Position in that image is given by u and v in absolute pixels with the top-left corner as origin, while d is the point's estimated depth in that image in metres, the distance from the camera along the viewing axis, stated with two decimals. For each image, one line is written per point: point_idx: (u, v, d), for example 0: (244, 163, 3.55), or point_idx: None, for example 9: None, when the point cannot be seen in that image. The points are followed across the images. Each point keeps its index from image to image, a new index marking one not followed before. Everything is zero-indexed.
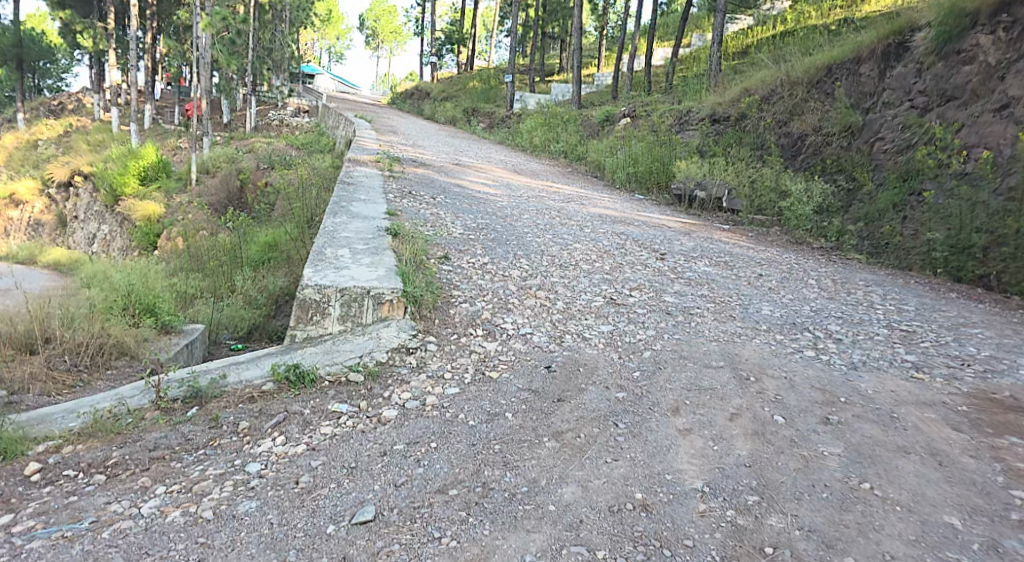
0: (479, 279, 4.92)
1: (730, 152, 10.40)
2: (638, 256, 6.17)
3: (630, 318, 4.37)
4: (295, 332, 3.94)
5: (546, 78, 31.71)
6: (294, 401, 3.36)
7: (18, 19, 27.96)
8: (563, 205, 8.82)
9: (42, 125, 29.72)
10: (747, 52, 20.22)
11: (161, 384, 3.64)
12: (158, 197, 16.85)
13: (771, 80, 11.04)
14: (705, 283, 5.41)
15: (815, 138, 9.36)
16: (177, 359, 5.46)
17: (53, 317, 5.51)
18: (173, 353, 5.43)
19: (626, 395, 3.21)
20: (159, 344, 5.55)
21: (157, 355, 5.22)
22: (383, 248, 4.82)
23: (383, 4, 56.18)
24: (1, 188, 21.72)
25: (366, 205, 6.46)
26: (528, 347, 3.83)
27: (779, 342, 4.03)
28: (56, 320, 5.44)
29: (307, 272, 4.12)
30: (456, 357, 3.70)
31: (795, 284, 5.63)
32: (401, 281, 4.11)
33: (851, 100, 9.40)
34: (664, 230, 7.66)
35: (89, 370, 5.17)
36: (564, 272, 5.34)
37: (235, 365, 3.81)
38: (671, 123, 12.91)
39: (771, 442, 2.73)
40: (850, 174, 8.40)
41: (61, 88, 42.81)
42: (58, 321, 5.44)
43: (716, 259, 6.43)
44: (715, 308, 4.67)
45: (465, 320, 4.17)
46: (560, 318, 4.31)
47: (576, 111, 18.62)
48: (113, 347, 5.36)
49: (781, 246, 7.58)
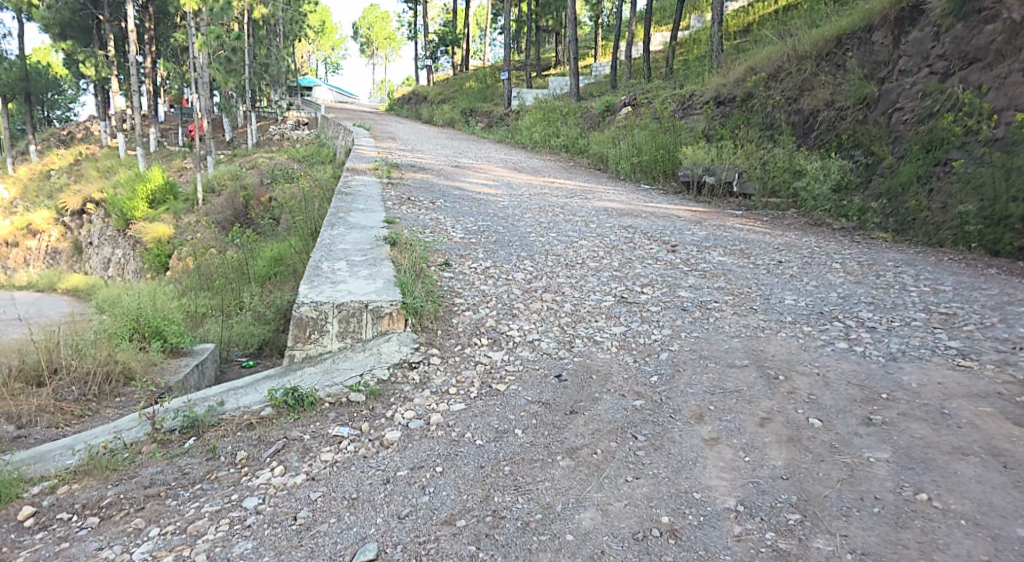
0: (482, 284, 4.70)
1: (738, 135, 10.06)
2: (649, 250, 5.90)
3: (644, 317, 4.10)
4: (293, 353, 3.68)
5: (544, 73, 31.46)
6: (294, 428, 3.03)
7: (21, 53, 28.28)
8: (568, 201, 8.55)
9: (53, 155, 30.11)
10: (745, 32, 19.81)
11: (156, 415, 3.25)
12: (167, 218, 16.86)
13: (777, 56, 10.67)
14: (720, 274, 5.13)
15: (828, 113, 8.98)
16: (186, 381, 5.35)
17: (59, 345, 5.30)
18: (183, 376, 5.30)
19: (645, 403, 2.96)
20: (168, 368, 5.37)
21: (167, 379, 5.12)
22: (381, 258, 4.63)
23: (378, 11, 56.19)
24: (18, 219, 22.01)
25: (364, 215, 6.26)
26: (536, 355, 3.59)
27: (808, 334, 3.75)
28: (64, 350, 5.26)
29: (303, 289, 3.90)
30: (460, 369, 3.47)
31: (816, 269, 5.33)
32: (400, 293, 3.90)
33: (865, 70, 9.04)
34: (674, 221, 7.38)
35: (99, 398, 4.94)
36: (571, 271, 5.10)
37: (232, 391, 3.44)
38: (674, 109, 12.58)
39: (809, 449, 2.47)
40: (868, 149, 8.03)
41: (69, 118, 43.41)
42: (66, 351, 5.26)
43: (731, 247, 6.14)
44: (734, 301, 4.39)
45: (469, 329, 3.94)
46: (569, 321, 4.06)
47: (575, 103, 18.35)
48: (121, 373, 5.15)
49: (799, 229, 7.28)
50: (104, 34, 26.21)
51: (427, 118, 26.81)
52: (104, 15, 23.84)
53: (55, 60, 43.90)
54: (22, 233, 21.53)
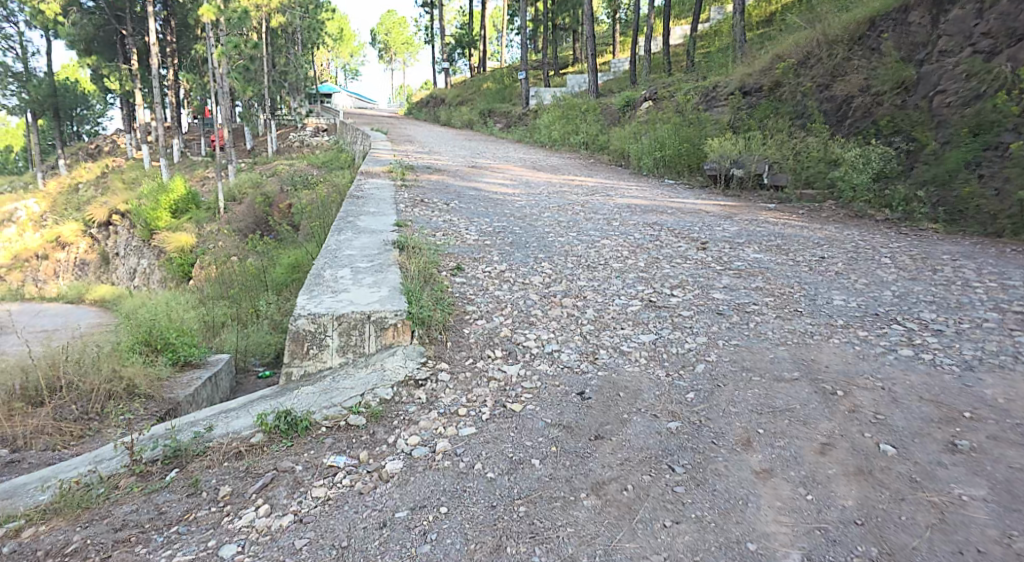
0: (496, 289, 4.34)
1: (767, 124, 9.52)
2: (676, 248, 5.47)
3: (675, 323, 3.69)
4: (291, 370, 3.36)
5: (562, 71, 31.08)
6: (285, 456, 2.68)
7: (47, 69, 28.76)
8: (589, 199, 8.15)
9: (82, 169, 30.62)
10: (769, 21, 19.17)
11: (137, 444, 2.91)
12: (190, 227, 16.85)
13: (807, 42, 10.13)
14: (758, 272, 4.71)
15: (864, 99, 8.40)
16: (199, 394, 5.08)
17: (67, 359, 5.05)
18: (195, 389, 5.02)
19: (681, 425, 2.58)
20: (180, 381, 5.09)
21: (176, 394, 4.83)
22: (388, 264, 4.31)
23: (395, 16, 56.43)
24: (48, 233, 22.31)
25: (374, 219, 5.97)
26: (556, 369, 3.22)
27: (864, 340, 3.32)
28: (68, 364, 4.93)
29: (300, 300, 3.57)
30: (473, 386, 3.10)
31: (864, 265, 4.85)
32: (406, 302, 3.56)
33: (902, 53, 8.45)
34: (703, 216, 6.94)
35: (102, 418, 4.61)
36: (593, 273, 4.71)
37: (223, 414, 3.10)
38: (697, 100, 12.11)
39: (884, 485, 2.09)
40: (909, 135, 7.48)
41: (98, 132, 44.26)
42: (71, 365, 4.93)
43: (766, 243, 5.70)
44: (776, 304, 3.97)
45: (482, 341, 3.58)
46: (592, 329, 3.68)
47: (595, 100, 17.89)
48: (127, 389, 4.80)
49: (841, 222, 6.78)
50: (127, 48, 26.57)
51: (445, 121, 26.63)
52: (127, 28, 24.10)
53: (84, 76, 44.91)
54: (52, 246, 21.83)
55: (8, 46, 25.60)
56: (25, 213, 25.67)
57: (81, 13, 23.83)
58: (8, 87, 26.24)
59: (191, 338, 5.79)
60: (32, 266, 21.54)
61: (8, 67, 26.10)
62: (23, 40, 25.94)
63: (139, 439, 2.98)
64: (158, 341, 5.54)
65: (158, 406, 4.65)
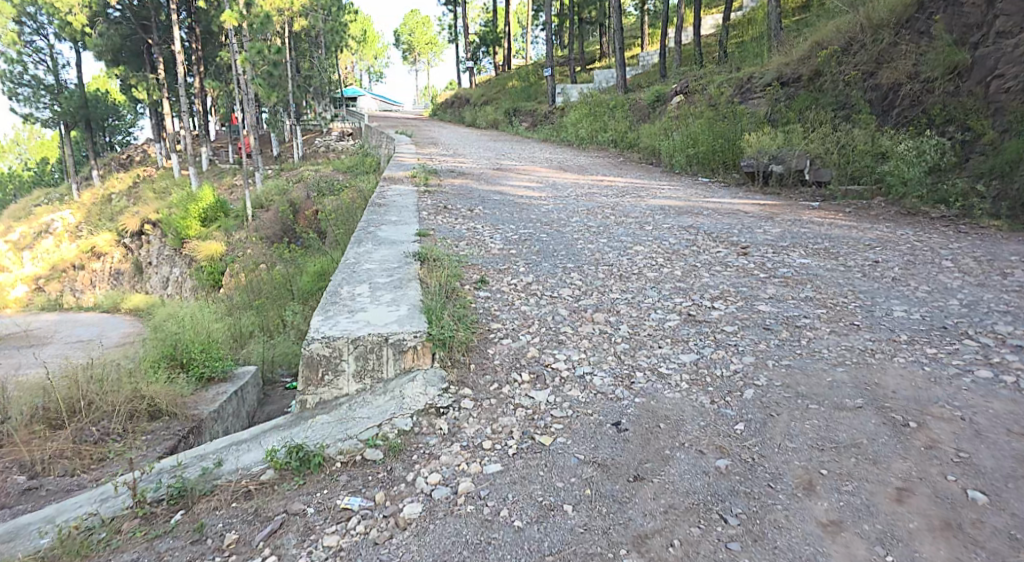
0: (522, 304, 4.11)
1: (806, 118, 9.07)
2: (715, 254, 5.15)
3: (718, 341, 3.42)
4: (306, 397, 3.15)
5: (588, 67, 30.65)
6: (296, 496, 2.39)
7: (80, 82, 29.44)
8: (619, 201, 7.84)
9: (116, 179, 31.30)
10: (805, 8, 18.47)
11: (143, 482, 2.66)
12: (219, 235, 16.97)
13: (847, 29, 9.62)
14: (805, 280, 4.39)
15: (913, 86, 7.95)
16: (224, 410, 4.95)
17: (90, 375, 4.77)
18: (218, 405, 4.88)
19: (732, 463, 2.31)
20: (202, 398, 4.97)
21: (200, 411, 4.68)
22: (409, 279, 4.11)
23: (419, 17, 56.59)
24: (84, 243, 22.78)
25: (395, 228, 5.79)
26: (588, 396, 2.96)
27: (935, 359, 3.08)
28: (91, 380, 4.67)
29: (315, 321, 3.38)
30: (498, 415, 2.86)
31: (922, 270, 4.62)
32: (426, 322, 3.34)
33: (954, 36, 7.87)
34: (741, 217, 6.58)
35: (125, 438, 4.31)
36: (626, 284, 4.45)
37: (234, 446, 2.84)
38: (730, 94, 11.70)
39: (978, 545, 1.81)
40: (962, 125, 7.04)
41: (132, 141, 45.31)
42: (94, 381, 4.67)
43: (811, 246, 5.36)
44: (828, 316, 3.70)
45: (508, 362, 3.34)
46: (628, 348, 3.42)
47: (622, 96, 17.53)
48: (150, 407, 4.55)
49: (892, 220, 6.35)
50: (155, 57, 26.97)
51: (470, 122, 26.55)
52: (154, 38, 24.48)
53: (116, 88, 46.04)
54: (88, 256, 22.30)
55: (39, 60, 26.39)
56: (62, 224, 26.43)
57: (108, 23, 24.18)
58: (41, 100, 27.05)
59: (219, 349, 5.74)
60: (70, 276, 22.07)
61: (41, 81, 26.93)
62: (53, 54, 26.73)
63: (143, 479, 2.70)
64: (183, 356, 5.48)
65: (180, 425, 4.52)
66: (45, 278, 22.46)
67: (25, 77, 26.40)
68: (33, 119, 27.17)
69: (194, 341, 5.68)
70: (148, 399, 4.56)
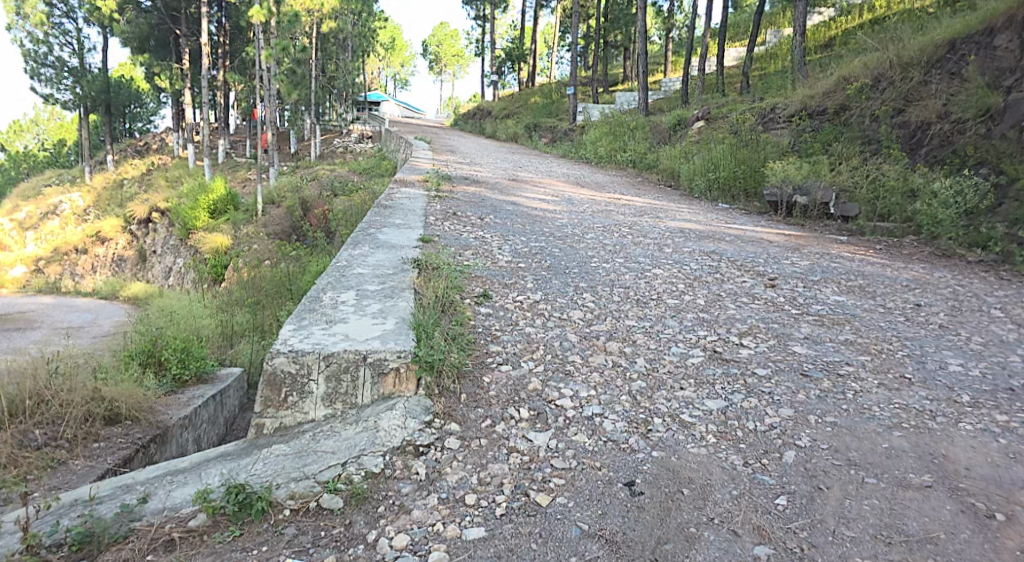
0: (526, 325, 3.65)
1: (832, 149, 8.60)
2: (740, 284, 4.69)
3: (749, 386, 2.95)
4: (262, 422, 2.68)
5: (610, 89, 30.49)
6: (227, 554, 1.91)
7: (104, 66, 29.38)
8: (637, 220, 7.41)
9: (129, 165, 31.10)
10: (832, 44, 18.18)
11: (42, 522, 2.12)
12: (226, 228, 16.46)
13: (878, 61, 9.22)
14: (843, 321, 3.94)
15: (942, 126, 7.54)
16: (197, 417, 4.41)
17: (49, 367, 4.17)
18: (188, 414, 4.30)
19: (775, 554, 1.85)
20: (171, 404, 4.41)
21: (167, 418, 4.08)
22: (403, 288, 3.67)
23: (447, 29, 57.05)
24: (90, 227, 22.39)
25: (397, 232, 5.36)
26: (596, 444, 2.49)
27: (1010, 430, 2.58)
28: (47, 374, 4.05)
29: (284, 331, 2.93)
30: (488, 461, 2.40)
31: (971, 318, 4.13)
32: (414, 341, 2.88)
33: (987, 78, 7.46)
34: (767, 246, 6.13)
35: (73, 446, 3.67)
36: (644, 310, 4.00)
37: (165, 481, 2.34)
38: (754, 121, 11.32)
39: None
40: (997, 167, 6.60)
41: (149, 129, 45.19)
42: (51, 375, 4.05)
43: (844, 282, 4.91)
44: (873, 365, 3.24)
45: (505, 395, 2.87)
46: (644, 387, 2.95)
47: (644, 118, 17.20)
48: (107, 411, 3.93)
49: (928, 261, 5.89)
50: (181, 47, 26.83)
51: (491, 134, 26.30)
52: (181, 29, 24.44)
53: (139, 75, 46.16)
54: (91, 240, 21.88)
55: (65, 42, 26.19)
56: (69, 207, 26.22)
57: (137, 12, 24.24)
58: (64, 81, 26.88)
59: (201, 350, 5.25)
60: (72, 260, 21.73)
61: (65, 63, 26.80)
62: (81, 37, 26.57)
63: (43, 517, 2.19)
64: (160, 354, 4.99)
65: (142, 432, 3.94)
66: (46, 260, 22.26)
67: (50, 58, 26.25)
68: (54, 100, 26.96)
69: (174, 341, 5.15)
70: (107, 402, 3.94)
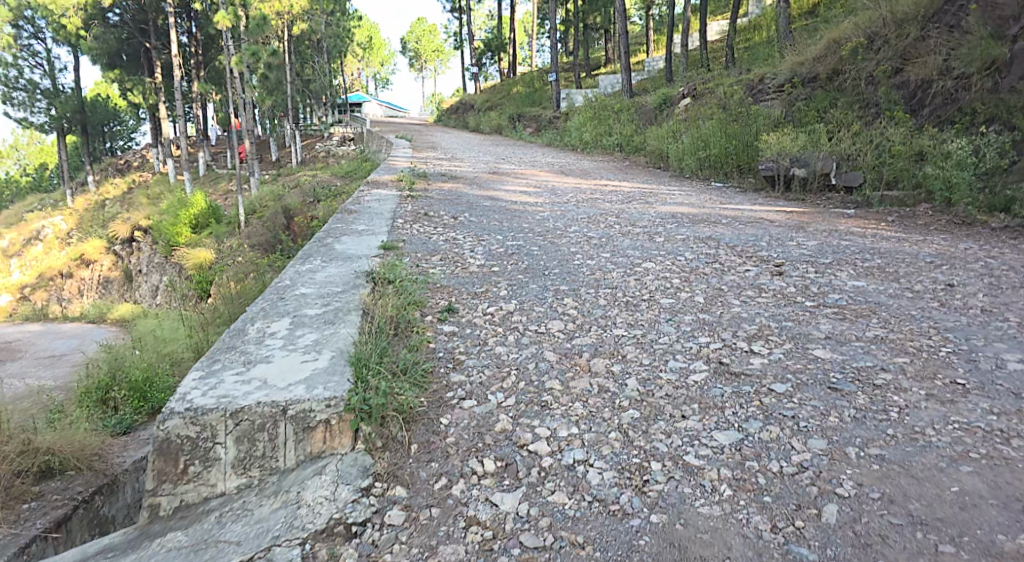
0: (494, 344, 3.09)
1: (828, 117, 8.00)
2: (742, 274, 4.12)
3: (767, 410, 2.39)
4: (158, 502, 2.14)
5: (593, 73, 29.79)
6: None
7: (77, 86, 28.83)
8: (625, 207, 6.82)
9: (110, 184, 30.54)
10: (814, 12, 17.56)
11: None
12: (209, 243, 15.79)
13: (868, 22, 8.66)
14: (867, 311, 3.38)
15: (944, 83, 6.93)
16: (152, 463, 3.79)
17: None
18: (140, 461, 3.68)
19: None
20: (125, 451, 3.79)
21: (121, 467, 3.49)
22: (350, 309, 3.12)
23: (425, 23, 56.04)
24: (74, 250, 21.82)
25: (357, 240, 4.76)
26: (580, 507, 1.93)
27: None
28: None
29: (186, 381, 2.39)
30: (438, 544, 1.83)
31: (1013, 297, 3.57)
32: (349, 383, 2.35)
33: (990, 29, 6.80)
34: (767, 228, 5.55)
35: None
36: (635, 314, 3.45)
37: None
38: (742, 94, 10.72)
39: None
40: (1007, 122, 6.00)
41: (132, 147, 44.61)
42: None
43: (860, 264, 4.32)
44: (914, 369, 2.69)
45: (467, 441, 2.31)
46: (638, 419, 2.38)
47: (628, 99, 16.55)
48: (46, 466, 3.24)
49: (946, 231, 5.31)
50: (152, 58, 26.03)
51: (474, 127, 25.63)
52: (151, 41, 23.62)
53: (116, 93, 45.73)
54: (75, 264, 21.34)
55: (35, 63, 25.68)
56: (52, 230, 25.59)
57: (104, 27, 23.16)
58: (37, 103, 26.05)
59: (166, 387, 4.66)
60: (57, 285, 21.33)
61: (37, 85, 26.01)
62: (51, 57, 26.05)
63: None
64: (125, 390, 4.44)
65: (85, 484, 3.31)
66: (31, 286, 21.91)
67: (21, 80, 25.31)
68: (28, 123, 26.17)
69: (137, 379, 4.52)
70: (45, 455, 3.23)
